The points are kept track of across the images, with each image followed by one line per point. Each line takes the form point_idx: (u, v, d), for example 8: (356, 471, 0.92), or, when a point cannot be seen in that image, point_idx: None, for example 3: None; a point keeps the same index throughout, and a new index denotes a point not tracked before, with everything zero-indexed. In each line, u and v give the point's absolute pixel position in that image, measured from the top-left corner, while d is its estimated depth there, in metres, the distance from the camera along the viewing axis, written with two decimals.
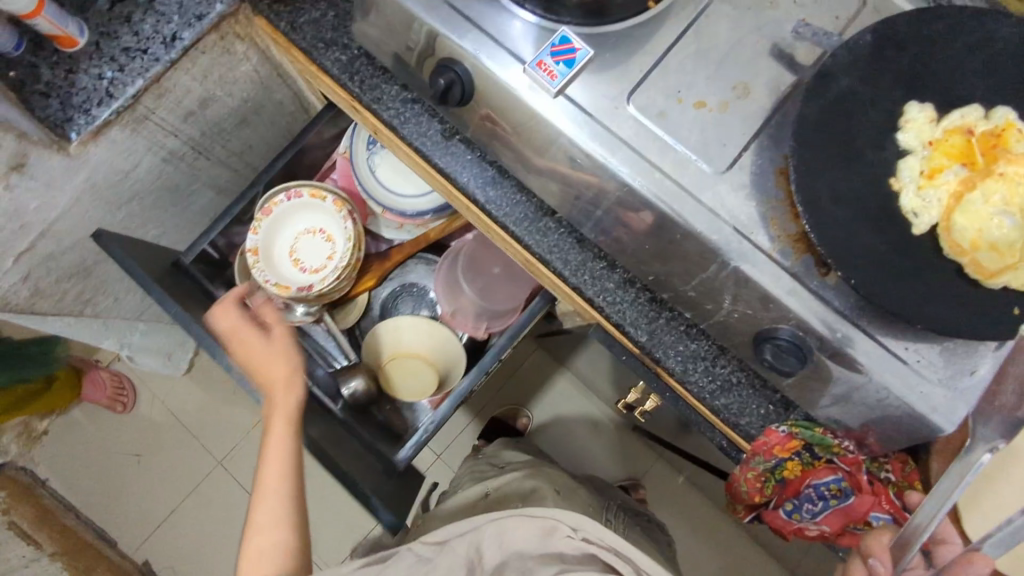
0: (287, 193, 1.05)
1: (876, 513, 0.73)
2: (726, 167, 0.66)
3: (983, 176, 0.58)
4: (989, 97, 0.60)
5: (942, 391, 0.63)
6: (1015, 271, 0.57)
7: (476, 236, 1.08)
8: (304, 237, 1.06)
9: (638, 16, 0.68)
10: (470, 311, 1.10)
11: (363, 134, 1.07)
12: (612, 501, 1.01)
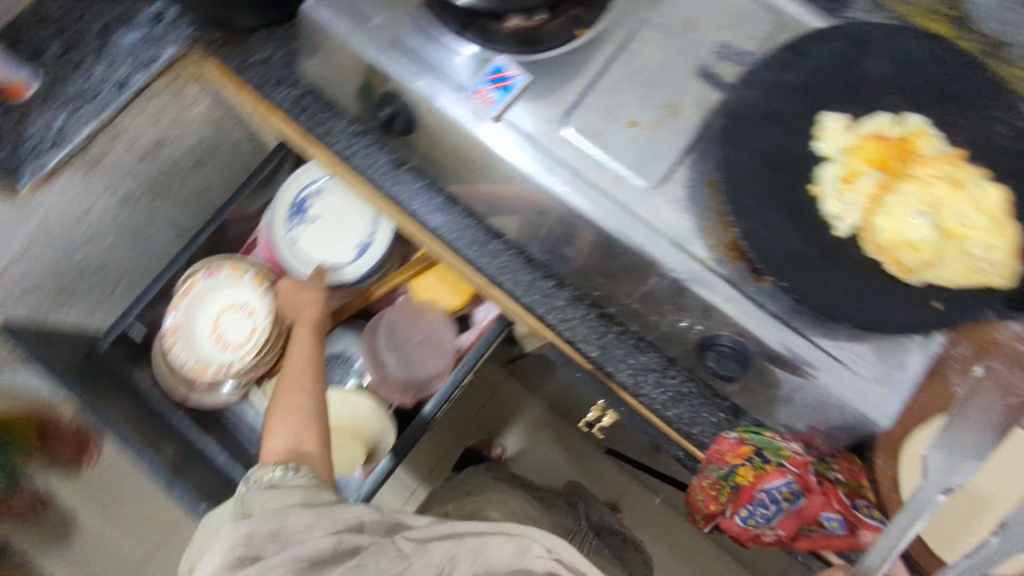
0: (207, 269, 1.03)
1: (827, 514, 0.65)
2: (659, 181, 0.62)
3: (897, 180, 0.58)
4: (901, 103, 0.60)
5: (878, 388, 0.60)
6: (936, 270, 0.56)
7: (398, 304, 1.04)
8: (225, 312, 1.02)
9: (567, 45, 0.64)
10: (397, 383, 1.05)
11: (283, 206, 1.03)
12: (584, 524, 0.99)
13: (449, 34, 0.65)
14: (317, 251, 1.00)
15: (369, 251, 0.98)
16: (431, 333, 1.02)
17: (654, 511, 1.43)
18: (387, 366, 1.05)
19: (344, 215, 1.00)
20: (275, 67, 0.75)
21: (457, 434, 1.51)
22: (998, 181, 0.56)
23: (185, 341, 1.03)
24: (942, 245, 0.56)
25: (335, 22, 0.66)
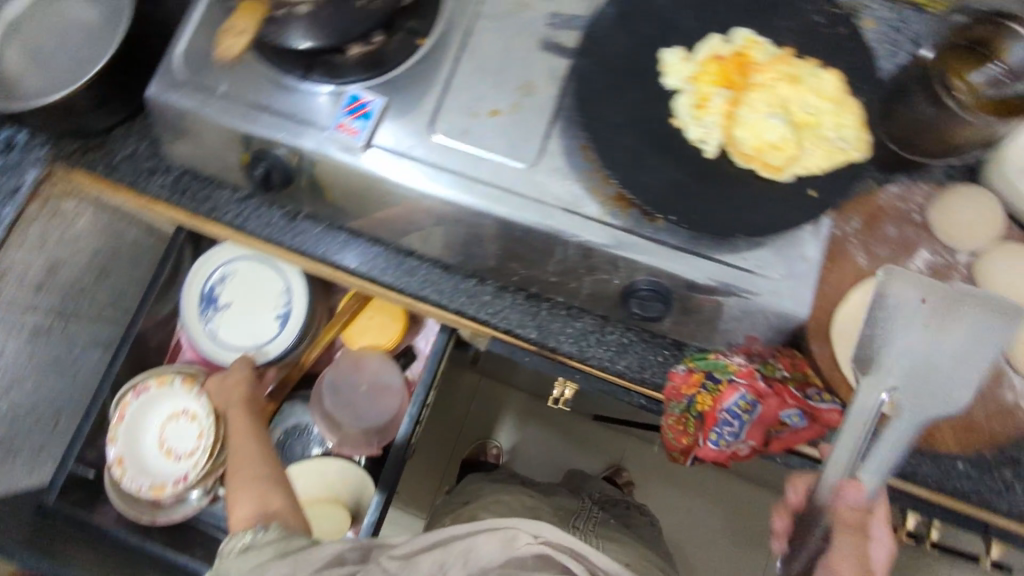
0: (135, 389, 0.93)
1: (786, 411, 0.69)
2: (536, 157, 0.64)
3: (745, 91, 0.63)
4: (723, 25, 0.64)
5: (786, 282, 0.63)
6: (800, 161, 0.61)
7: (341, 357, 0.97)
8: (168, 424, 0.93)
9: (412, 58, 0.66)
10: (358, 438, 0.97)
11: (193, 302, 0.94)
12: (586, 500, 1.00)
13: (295, 79, 0.65)
14: (241, 335, 0.93)
15: (294, 318, 0.92)
16: (377, 376, 0.97)
17: (654, 460, 1.47)
18: (342, 425, 0.97)
19: (257, 290, 0.94)
20: (144, 159, 0.75)
21: (448, 450, 1.47)
22: (829, 69, 0.63)
23: (133, 468, 0.93)
24: (797, 137, 0.61)
25: (174, 97, 0.65)
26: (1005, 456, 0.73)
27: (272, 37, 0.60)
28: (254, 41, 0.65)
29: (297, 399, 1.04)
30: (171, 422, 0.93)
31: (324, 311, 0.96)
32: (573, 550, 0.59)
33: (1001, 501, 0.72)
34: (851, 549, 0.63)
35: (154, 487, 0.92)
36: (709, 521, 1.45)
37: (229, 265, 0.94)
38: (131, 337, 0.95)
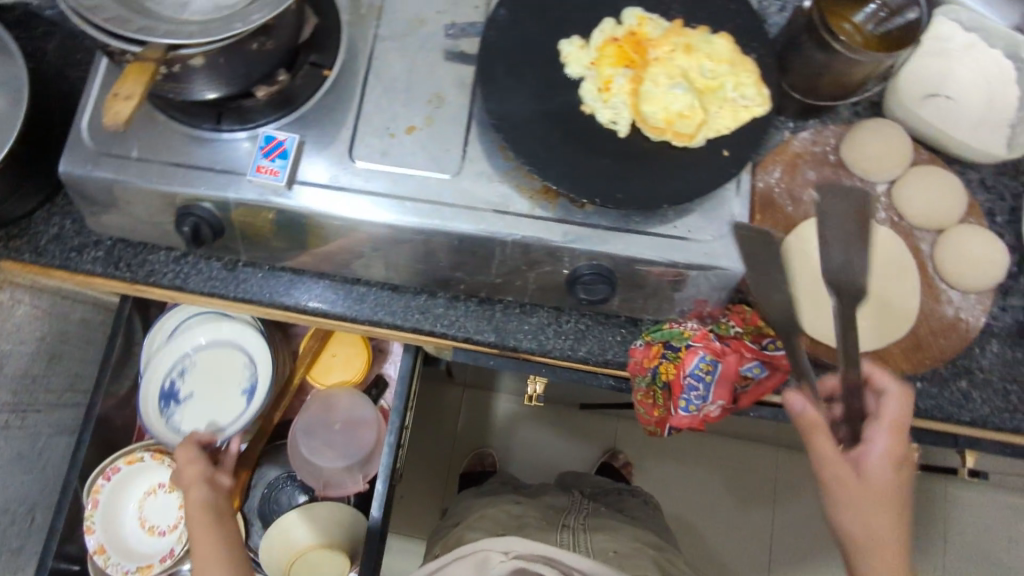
0: (105, 472, 0.89)
1: (744, 365, 0.72)
2: (459, 165, 0.66)
3: (645, 67, 0.65)
4: (612, 9, 0.67)
5: (718, 241, 0.66)
6: (707, 125, 0.63)
7: (312, 400, 0.94)
8: (147, 500, 0.92)
9: (318, 91, 0.67)
10: (341, 477, 0.93)
11: (151, 394, 0.88)
12: (576, 498, 1.00)
13: (206, 130, 0.65)
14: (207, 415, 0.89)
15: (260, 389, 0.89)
16: (350, 413, 0.95)
17: (644, 439, 1.49)
18: (323, 468, 0.93)
19: (219, 366, 0.90)
20: (71, 237, 0.73)
21: (443, 469, 1.46)
22: (719, 33, 0.66)
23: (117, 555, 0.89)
24: (701, 103, 0.64)
25: (86, 169, 0.64)
26: (957, 368, 0.76)
27: (173, 95, 0.61)
28: (158, 100, 0.65)
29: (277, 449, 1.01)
30: (150, 498, 0.93)
31: (285, 357, 0.95)
32: (546, 557, 0.65)
33: (964, 413, 0.75)
34: (832, 455, 0.58)
35: (143, 568, 0.90)
36: (707, 488, 1.47)
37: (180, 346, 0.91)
38: (93, 418, 0.87)
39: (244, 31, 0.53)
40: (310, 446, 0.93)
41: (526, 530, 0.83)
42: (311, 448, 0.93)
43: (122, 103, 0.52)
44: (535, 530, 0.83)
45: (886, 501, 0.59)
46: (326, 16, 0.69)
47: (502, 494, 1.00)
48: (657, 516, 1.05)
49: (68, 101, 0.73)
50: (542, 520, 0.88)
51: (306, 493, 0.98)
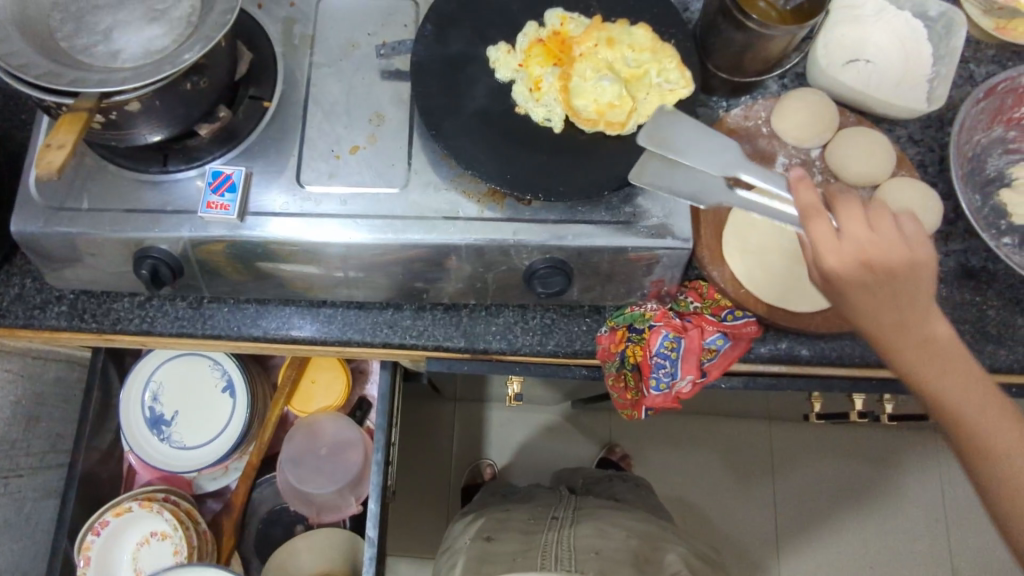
0: (94, 529, 0.87)
1: (707, 337, 0.74)
2: (406, 178, 0.68)
3: (572, 64, 0.69)
4: (533, 15, 0.71)
5: (664, 220, 0.69)
6: (637, 112, 0.67)
7: (296, 429, 0.94)
8: (141, 550, 0.90)
9: (261, 122, 0.69)
10: (333, 500, 0.95)
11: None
12: (566, 497, 0.99)
13: (155, 173, 0.67)
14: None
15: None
16: (334, 436, 0.95)
17: (636, 430, 1.51)
18: (314, 494, 0.93)
19: None
20: (33, 296, 0.74)
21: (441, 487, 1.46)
22: (638, 24, 0.70)
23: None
24: (629, 92, 0.67)
25: (39, 226, 0.65)
26: None
27: (114, 142, 0.62)
28: (103, 149, 0.67)
29: (265, 485, 1.00)
30: (144, 547, 0.90)
31: (266, 389, 0.96)
32: None
33: None
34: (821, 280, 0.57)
35: None
36: (702, 469, 1.49)
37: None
38: (76, 476, 0.86)
39: (174, 71, 0.55)
40: (298, 474, 0.93)
41: (512, 537, 0.82)
42: (299, 477, 0.93)
43: (54, 153, 0.51)
44: (521, 536, 0.82)
45: (879, 306, 0.54)
46: (262, 51, 0.71)
47: (493, 505, 1.00)
48: (651, 499, 1.07)
49: (17, 163, 0.74)
50: (529, 522, 0.87)
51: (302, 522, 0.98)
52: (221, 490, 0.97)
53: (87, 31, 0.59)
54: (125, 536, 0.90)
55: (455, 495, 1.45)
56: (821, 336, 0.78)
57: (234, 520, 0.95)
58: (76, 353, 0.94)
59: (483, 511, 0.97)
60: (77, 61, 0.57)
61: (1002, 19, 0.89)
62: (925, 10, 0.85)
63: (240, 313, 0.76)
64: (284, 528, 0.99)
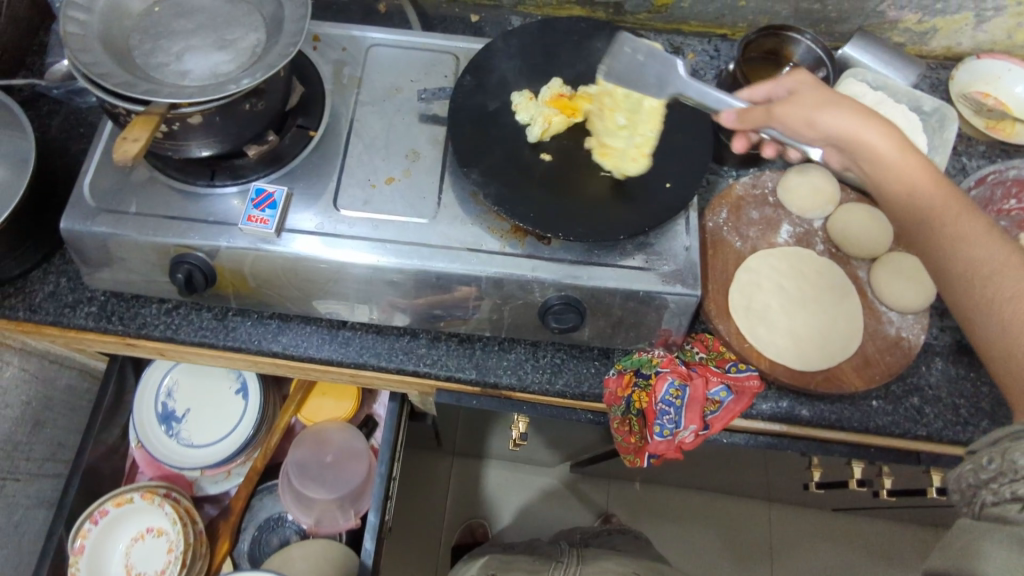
0: (92, 517, 0.90)
1: (712, 388, 0.75)
2: (436, 211, 0.72)
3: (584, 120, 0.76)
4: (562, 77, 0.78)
5: (677, 268, 0.72)
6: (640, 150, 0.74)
7: (303, 436, 0.98)
8: (133, 545, 0.92)
9: (305, 149, 0.74)
10: (333, 511, 0.97)
11: None
12: (563, 548, 0.98)
13: (200, 186, 0.71)
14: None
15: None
16: (342, 446, 0.99)
17: (632, 500, 1.49)
18: (316, 499, 0.96)
19: None
20: (65, 294, 0.77)
21: (434, 546, 1.41)
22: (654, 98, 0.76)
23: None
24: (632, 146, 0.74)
25: (86, 224, 0.69)
26: (907, 385, 0.80)
27: (171, 153, 0.67)
28: (156, 161, 0.72)
29: (264, 493, 1.05)
30: (137, 542, 0.92)
31: (276, 397, 1.00)
32: None
33: (920, 428, 0.78)
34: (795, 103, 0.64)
35: None
36: (698, 548, 1.46)
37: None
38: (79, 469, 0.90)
39: (237, 90, 0.60)
40: (301, 481, 0.97)
41: None
42: (302, 483, 0.96)
43: (129, 144, 0.57)
44: None
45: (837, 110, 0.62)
46: (313, 87, 0.77)
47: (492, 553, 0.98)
48: (650, 549, 1.07)
49: (69, 169, 0.79)
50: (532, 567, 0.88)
51: (298, 533, 1.02)
52: (220, 496, 1.00)
53: (161, 52, 0.65)
54: (121, 530, 0.92)
55: (442, 556, 1.40)
56: (821, 398, 0.79)
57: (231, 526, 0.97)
58: (90, 363, 0.96)
59: (486, 555, 0.96)
60: (149, 75, 0.63)
61: (992, 120, 0.96)
62: (919, 105, 0.92)
63: (261, 328, 0.79)
64: (278, 536, 1.02)
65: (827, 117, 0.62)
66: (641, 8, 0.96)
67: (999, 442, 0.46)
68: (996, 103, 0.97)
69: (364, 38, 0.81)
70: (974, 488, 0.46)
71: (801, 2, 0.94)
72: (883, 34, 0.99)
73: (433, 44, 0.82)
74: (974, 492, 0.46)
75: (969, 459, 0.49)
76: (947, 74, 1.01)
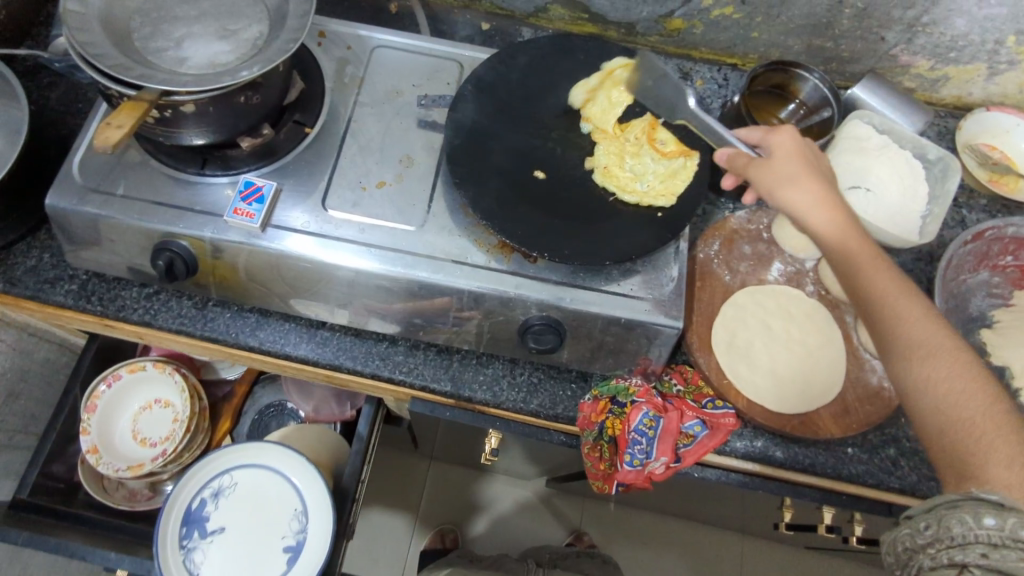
0: (106, 379, 0.94)
1: (687, 421, 0.75)
2: (424, 220, 0.72)
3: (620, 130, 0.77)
4: (565, 96, 0.78)
5: (662, 300, 0.71)
6: (642, 180, 0.73)
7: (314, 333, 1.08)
8: (140, 412, 0.96)
9: (300, 145, 0.74)
10: (331, 401, 1.06)
11: (199, 478, 0.88)
12: None
13: (191, 173, 0.71)
14: (228, 564, 0.85)
15: (301, 556, 0.85)
16: None
17: (608, 520, 1.48)
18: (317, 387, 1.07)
19: (255, 483, 0.89)
20: (47, 270, 0.77)
21: (403, 545, 1.41)
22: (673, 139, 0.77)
23: (108, 455, 0.92)
24: (633, 175, 0.73)
25: (73, 202, 0.68)
26: (885, 436, 0.79)
27: (162, 138, 0.67)
28: (149, 144, 0.71)
29: (268, 381, 1.12)
30: (144, 409, 0.96)
31: None
32: None
33: (893, 480, 0.77)
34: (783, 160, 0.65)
35: (131, 469, 0.93)
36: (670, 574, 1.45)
37: (273, 471, 0.89)
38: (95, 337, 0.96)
39: (232, 83, 0.60)
40: None
41: None
42: None
43: (111, 130, 0.56)
44: None
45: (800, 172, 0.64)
46: (315, 81, 0.77)
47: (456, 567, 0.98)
48: None
49: (63, 144, 0.79)
50: None
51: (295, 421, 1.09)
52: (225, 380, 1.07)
53: (161, 36, 0.65)
54: (127, 398, 0.96)
55: (412, 558, 1.39)
56: (797, 441, 0.78)
57: (233, 407, 1.06)
58: (70, 338, 0.98)
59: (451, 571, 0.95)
60: (145, 59, 0.62)
61: (996, 173, 0.95)
62: (923, 153, 0.91)
63: (241, 321, 0.78)
64: (278, 422, 1.09)
65: (789, 194, 0.63)
66: (652, 31, 0.95)
67: (937, 508, 0.48)
68: (1002, 156, 0.96)
69: (370, 38, 0.81)
70: (910, 552, 0.49)
71: (813, 39, 0.93)
72: (894, 77, 0.99)
73: (440, 49, 0.81)
74: (911, 554, 0.49)
75: (905, 522, 0.51)
76: (956, 123, 1.00)
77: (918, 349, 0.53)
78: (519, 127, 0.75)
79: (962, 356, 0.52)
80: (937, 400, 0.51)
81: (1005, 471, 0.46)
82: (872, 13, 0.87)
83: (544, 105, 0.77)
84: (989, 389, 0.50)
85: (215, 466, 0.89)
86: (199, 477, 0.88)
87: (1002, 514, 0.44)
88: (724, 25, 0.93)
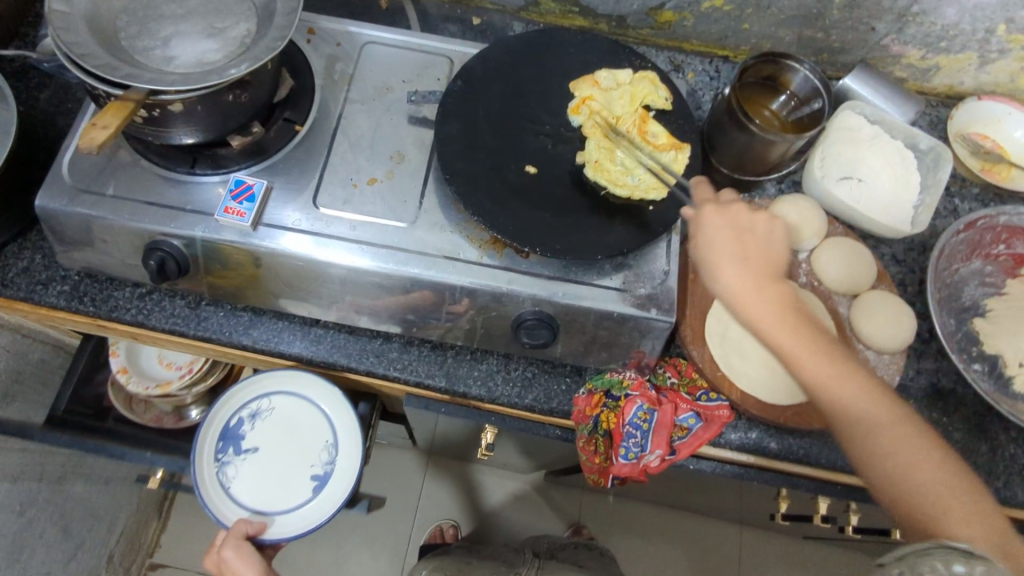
0: None
1: (681, 413, 0.75)
2: (416, 216, 0.72)
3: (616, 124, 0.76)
4: (556, 90, 0.78)
5: (654, 292, 0.71)
6: (633, 175, 0.72)
7: None
8: None
9: (291, 142, 0.74)
10: None
11: (234, 402, 0.85)
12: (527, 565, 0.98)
13: (181, 172, 0.71)
14: (258, 485, 0.83)
15: (329, 486, 0.84)
16: None
17: (606, 513, 1.48)
18: None
19: (289, 415, 0.85)
20: (38, 271, 0.76)
21: (402, 541, 1.41)
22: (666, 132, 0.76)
23: (136, 375, 0.94)
24: (625, 171, 0.73)
25: (62, 203, 0.68)
26: None
27: (151, 138, 0.67)
28: (138, 144, 0.71)
29: None
30: None
31: None
32: None
33: None
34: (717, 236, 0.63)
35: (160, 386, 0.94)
36: (668, 566, 1.45)
37: (308, 402, 0.85)
38: None
39: (219, 82, 0.60)
40: None
41: None
42: None
43: (98, 131, 0.56)
44: None
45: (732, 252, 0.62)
46: (305, 78, 0.77)
47: (453, 562, 0.98)
48: (614, 568, 1.08)
49: (54, 144, 0.79)
50: None
51: None
52: None
53: (147, 35, 0.64)
54: None
55: (411, 552, 1.40)
56: (791, 432, 0.78)
57: None
58: (65, 340, 0.98)
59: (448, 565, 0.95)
60: (132, 59, 0.62)
61: (988, 162, 0.95)
62: (915, 143, 0.90)
63: (235, 320, 0.78)
64: None
65: (724, 281, 0.62)
66: (643, 23, 0.95)
67: (906, 556, 0.47)
68: (993, 145, 0.95)
69: (359, 35, 0.81)
70: None
71: (804, 30, 0.93)
72: (885, 67, 0.99)
73: (430, 45, 0.81)
74: None
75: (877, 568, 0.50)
76: (947, 113, 1.00)
77: (861, 432, 0.57)
78: (509, 122, 0.75)
79: (907, 426, 0.56)
80: (900, 476, 0.55)
81: (967, 529, 0.51)
82: (862, 3, 0.87)
83: (534, 100, 0.77)
84: (938, 457, 0.55)
85: (249, 393, 0.85)
86: (234, 400, 0.85)
87: (970, 562, 0.45)
88: (715, 17, 0.93)
